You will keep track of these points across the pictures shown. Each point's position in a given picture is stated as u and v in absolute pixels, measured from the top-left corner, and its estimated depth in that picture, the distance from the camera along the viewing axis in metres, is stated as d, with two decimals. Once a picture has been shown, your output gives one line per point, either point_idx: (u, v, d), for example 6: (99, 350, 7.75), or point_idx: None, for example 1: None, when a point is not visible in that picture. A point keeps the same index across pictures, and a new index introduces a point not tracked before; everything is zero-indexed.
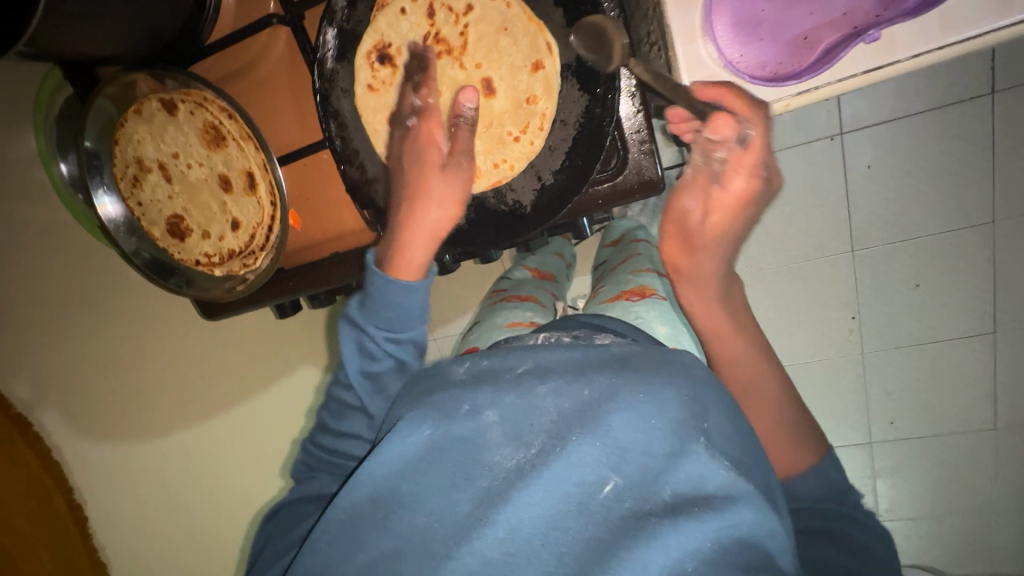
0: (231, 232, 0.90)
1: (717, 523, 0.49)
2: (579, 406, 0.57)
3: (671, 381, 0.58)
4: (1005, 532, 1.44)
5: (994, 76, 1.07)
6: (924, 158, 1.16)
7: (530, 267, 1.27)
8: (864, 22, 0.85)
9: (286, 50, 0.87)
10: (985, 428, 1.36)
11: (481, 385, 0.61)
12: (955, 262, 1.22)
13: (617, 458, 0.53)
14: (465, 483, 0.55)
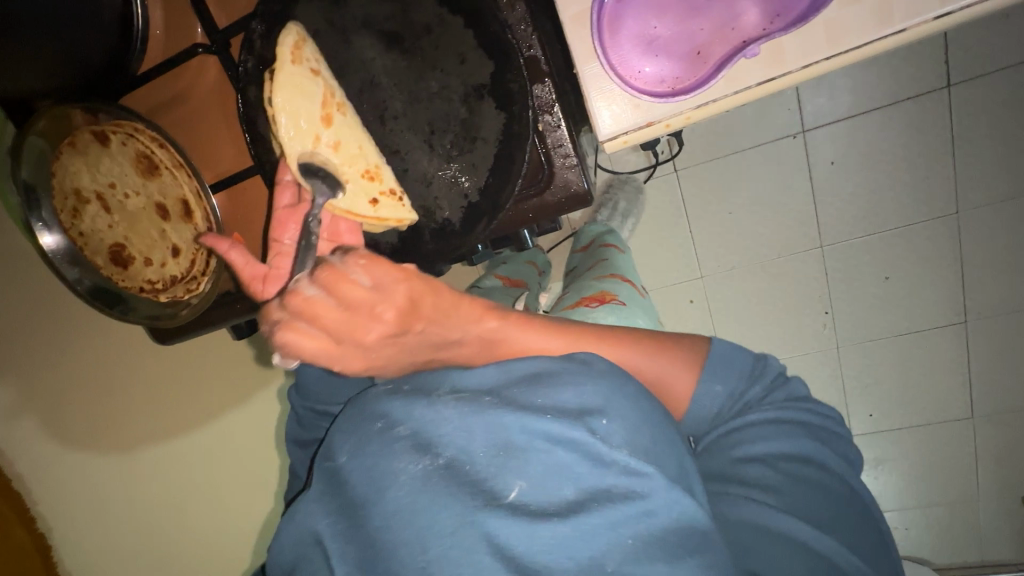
0: (174, 259, 0.77)
1: (633, 516, 0.44)
2: (489, 410, 0.48)
3: (581, 377, 0.51)
4: (989, 518, 1.45)
5: (949, 70, 1.08)
6: (886, 153, 1.17)
7: (501, 275, 1.23)
8: (751, 37, 0.71)
9: (216, 73, 0.74)
10: (963, 417, 1.36)
11: (387, 402, 0.51)
12: (923, 253, 1.23)
13: (534, 464, 0.46)
14: (369, 508, 0.45)
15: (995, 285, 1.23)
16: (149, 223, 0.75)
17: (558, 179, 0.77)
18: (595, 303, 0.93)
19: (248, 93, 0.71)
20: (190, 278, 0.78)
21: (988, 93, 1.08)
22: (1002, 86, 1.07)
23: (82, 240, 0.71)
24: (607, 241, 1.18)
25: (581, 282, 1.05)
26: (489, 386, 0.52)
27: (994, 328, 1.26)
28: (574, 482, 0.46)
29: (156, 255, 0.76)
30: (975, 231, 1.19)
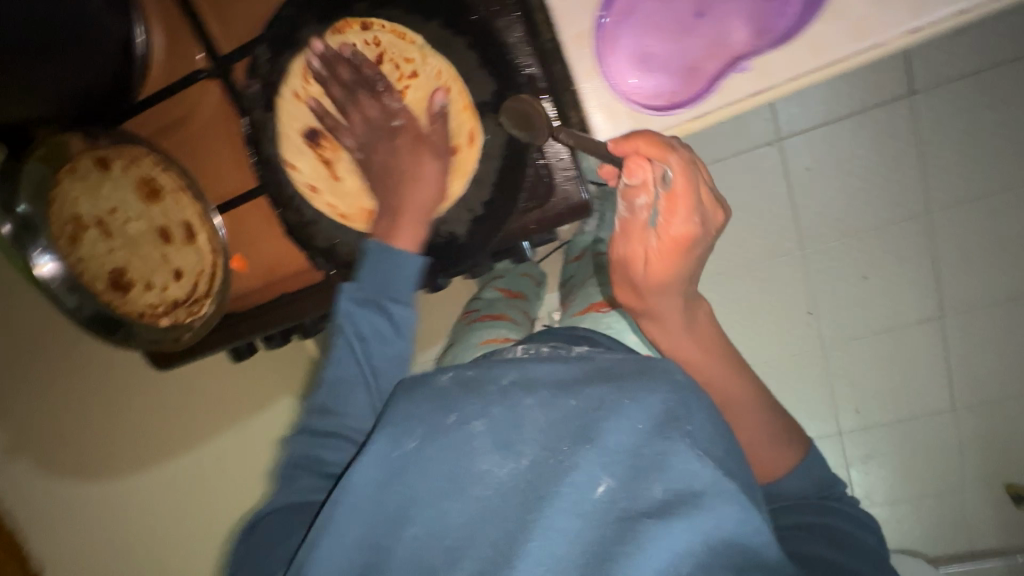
0: (174, 282, 0.90)
1: (699, 523, 0.51)
2: (568, 415, 0.58)
3: (656, 389, 0.59)
4: (977, 509, 1.48)
5: (910, 78, 1.15)
6: (857, 157, 1.23)
7: (500, 287, 1.26)
8: (742, 49, 0.71)
9: (218, 99, 0.85)
10: (944, 409, 1.41)
11: (467, 396, 0.62)
12: (898, 252, 1.28)
13: (609, 463, 0.55)
14: (462, 491, 0.56)
15: (967, 281, 1.28)
16: (149, 247, 0.89)
17: (558, 192, 0.77)
18: (602, 308, 0.98)
19: (252, 116, 0.84)
20: (191, 302, 0.90)
21: (948, 99, 1.15)
22: (961, 92, 1.14)
23: (82, 264, 0.83)
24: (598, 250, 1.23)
25: (583, 290, 1.10)
26: (561, 386, 0.62)
27: (969, 321, 1.32)
28: (655, 486, 0.53)
29: (157, 279, 0.89)
30: (945, 230, 1.25)
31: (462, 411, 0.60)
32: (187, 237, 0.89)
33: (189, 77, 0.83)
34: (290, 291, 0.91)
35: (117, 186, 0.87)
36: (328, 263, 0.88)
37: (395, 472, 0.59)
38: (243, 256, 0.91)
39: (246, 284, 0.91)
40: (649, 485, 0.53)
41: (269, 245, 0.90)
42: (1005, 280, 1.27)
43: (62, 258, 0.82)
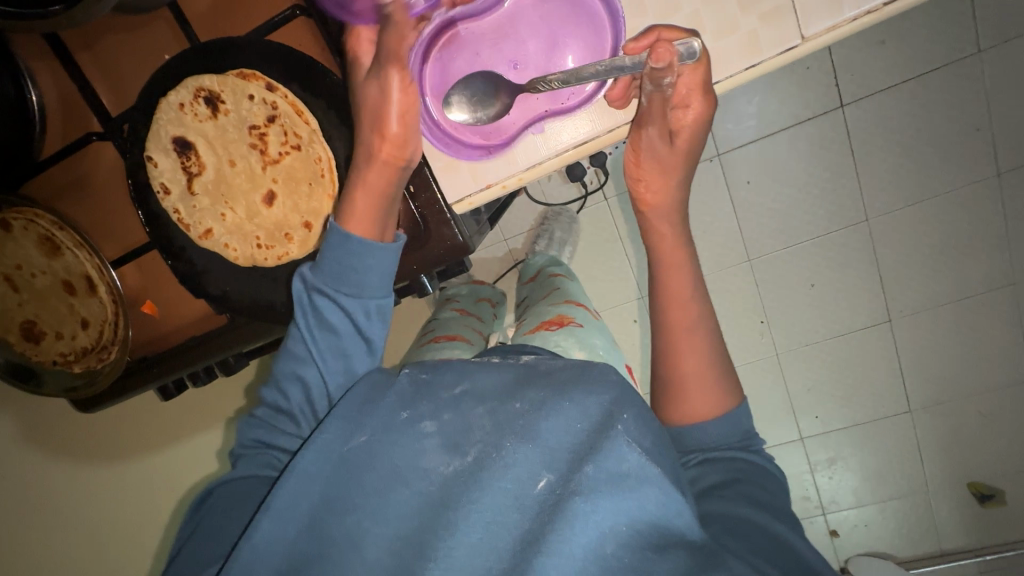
0: (81, 332, 0.77)
1: (627, 506, 0.49)
2: (511, 413, 0.54)
3: (593, 388, 0.54)
4: (943, 508, 1.49)
5: (840, 92, 1.18)
6: (797, 169, 1.25)
7: (457, 307, 1.25)
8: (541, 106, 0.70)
9: (116, 158, 0.75)
10: (901, 411, 1.42)
11: (415, 395, 0.57)
12: (843, 260, 1.30)
13: (548, 455, 0.51)
14: (404, 489, 0.52)
15: (911, 284, 1.30)
16: (57, 300, 0.78)
17: (433, 233, 0.73)
18: (553, 327, 0.94)
19: (138, 175, 0.74)
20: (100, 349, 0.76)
21: (877, 110, 1.18)
22: (889, 102, 1.17)
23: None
24: (554, 271, 1.21)
25: (537, 309, 1.07)
26: (505, 387, 0.57)
27: (917, 324, 1.34)
28: (589, 470, 0.49)
29: (67, 330, 0.78)
30: (886, 235, 1.27)
31: (408, 412, 0.55)
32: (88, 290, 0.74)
33: (78, 140, 0.72)
34: (201, 337, 0.77)
35: (18, 242, 0.75)
36: (223, 311, 0.76)
37: (330, 467, 0.53)
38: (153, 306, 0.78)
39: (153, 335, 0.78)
40: (582, 469, 0.49)
41: (177, 296, 0.78)
42: (948, 282, 1.29)
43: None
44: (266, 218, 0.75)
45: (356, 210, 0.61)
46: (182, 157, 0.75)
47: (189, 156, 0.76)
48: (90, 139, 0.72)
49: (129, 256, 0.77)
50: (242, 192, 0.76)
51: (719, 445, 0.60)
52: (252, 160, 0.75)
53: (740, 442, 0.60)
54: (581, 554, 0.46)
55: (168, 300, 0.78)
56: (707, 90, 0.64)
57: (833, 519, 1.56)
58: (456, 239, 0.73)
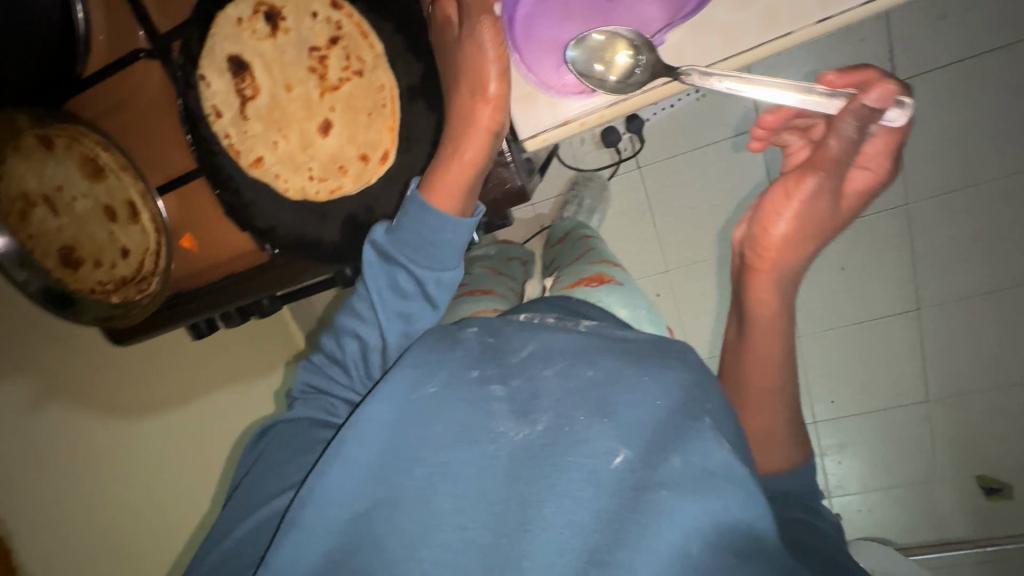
0: (122, 260, 0.74)
1: (712, 504, 0.45)
2: (586, 382, 0.51)
3: (672, 366, 0.53)
4: (948, 501, 1.50)
5: (893, 67, 1.12)
6: None
7: (487, 264, 1.23)
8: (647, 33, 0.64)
9: (160, 80, 0.72)
10: (918, 401, 1.41)
11: (484, 355, 0.55)
12: (877, 244, 1.28)
13: (628, 434, 0.48)
14: (470, 452, 0.49)
15: (944, 274, 1.28)
16: (98, 226, 0.72)
17: (490, 176, 0.72)
18: (593, 284, 0.94)
19: (187, 96, 0.71)
20: (141, 279, 0.75)
21: (931, 89, 1.13)
22: (945, 81, 1.12)
23: (29, 240, 0.64)
24: (584, 232, 1.20)
25: (573, 267, 1.06)
26: (579, 350, 0.55)
27: (945, 314, 1.31)
28: (674, 461, 0.47)
29: (107, 257, 0.73)
30: (925, 221, 1.24)
31: (479, 371, 0.53)
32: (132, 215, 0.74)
33: (123, 57, 0.68)
34: (240, 273, 0.77)
35: (60, 161, 0.69)
36: (269, 246, 0.75)
37: (402, 420, 0.52)
38: (195, 238, 0.77)
39: (195, 267, 0.78)
40: (667, 459, 0.47)
41: (221, 228, 0.76)
42: (982, 274, 1.26)
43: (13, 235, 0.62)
44: (322, 148, 0.74)
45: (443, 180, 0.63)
46: (234, 77, 0.72)
47: (240, 75, 0.72)
48: (139, 55, 0.68)
49: (173, 183, 0.75)
50: (298, 120, 0.74)
51: (786, 494, 0.66)
52: (309, 86, 0.73)
53: (805, 492, 0.66)
54: (666, 552, 0.43)
55: (208, 234, 0.77)
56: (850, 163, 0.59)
57: (836, 502, 1.57)
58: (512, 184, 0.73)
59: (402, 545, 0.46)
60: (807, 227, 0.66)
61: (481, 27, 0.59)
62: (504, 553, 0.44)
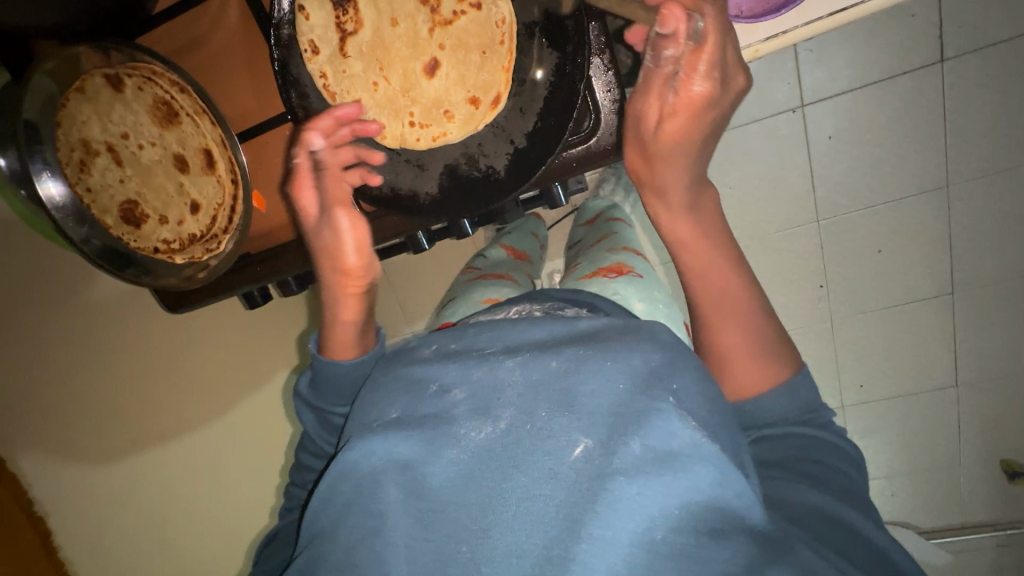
0: (191, 216, 0.79)
1: (678, 485, 0.43)
2: (549, 377, 0.50)
3: (638, 347, 0.51)
4: (971, 485, 1.51)
5: (943, 45, 1.10)
6: (881, 127, 1.19)
7: (505, 246, 1.13)
8: None
9: (239, 20, 0.74)
10: (948, 385, 1.41)
11: (451, 363, 0.55)
12: (914, 226, 1.27)
13: (588, 422, 0.46)
14: (438, 458, 0.48)
15: (980, 258, 1.27)
16: (165, 177, 0.77)
17: (604, 126, 0.71)
18: (613, 274, 0.83)
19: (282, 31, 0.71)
20: (209, 238, 0.79)
21: (980, 68, 1.10)
22: (993, 60, 1.09)
23: (89, 196, 0.70)
24: (613, 215, 1.10)
25: (590, 254, 0.95)
26: (542, 345, 0.55)
27: (979, 298, 1.31)
28: (633, 446, 0.44)
29: (173, 214, 0.78)
30: (965, 204, 1.23)
31: (447, 380, 0.53)
32: (207, 165, 0.78)
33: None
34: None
35: (130, 108, 0.74)
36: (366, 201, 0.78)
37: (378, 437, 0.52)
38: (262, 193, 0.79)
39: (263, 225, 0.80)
40: (625, 444, 0.44)
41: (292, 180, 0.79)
42: (1017, 257, 1.25)
43: (70, 184, 0.68)
44: (427, 89, 0.83)
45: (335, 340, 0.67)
46: (335, 13, 0.79)
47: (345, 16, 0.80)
48: None
49: (251, 128, 0.77)
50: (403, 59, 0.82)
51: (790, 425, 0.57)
52: (418, 23, 0.80)
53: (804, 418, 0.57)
54: (626, 541, 0.41)
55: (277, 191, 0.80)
56: (710, 78, 0.56)
57: None
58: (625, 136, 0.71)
59: (378, 557, 0.45)
60: (640, 149, 0.63)
61: (337, 217, 0.64)
62: (464, 559, 0.42)
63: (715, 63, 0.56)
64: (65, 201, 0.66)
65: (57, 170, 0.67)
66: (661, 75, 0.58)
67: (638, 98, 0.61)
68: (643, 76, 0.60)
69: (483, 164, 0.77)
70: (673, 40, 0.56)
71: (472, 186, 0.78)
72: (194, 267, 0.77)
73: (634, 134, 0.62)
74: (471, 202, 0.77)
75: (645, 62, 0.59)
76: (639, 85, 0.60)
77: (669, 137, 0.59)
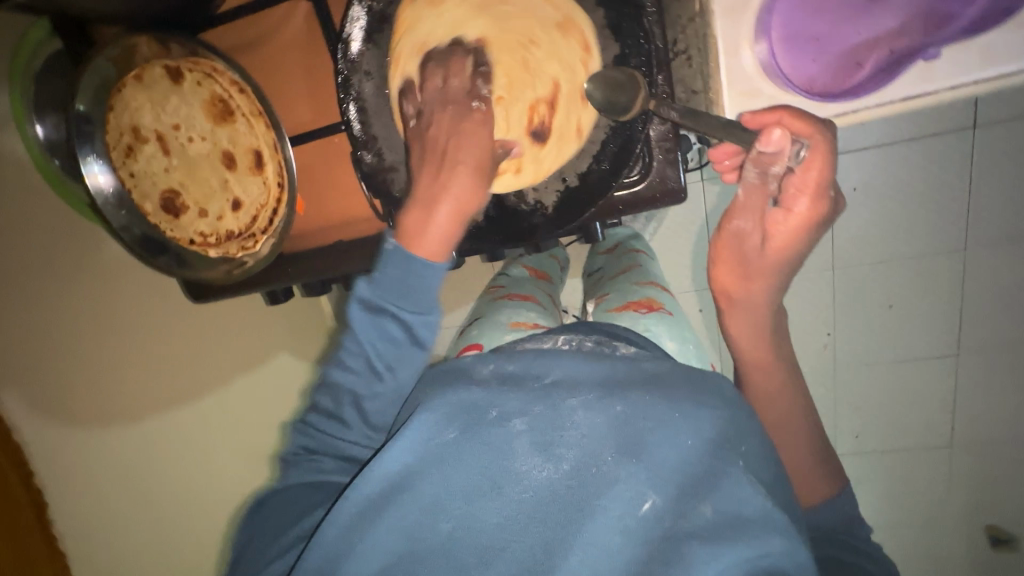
0: (231, 213, 0.78)
1: (750, 551, 0.44)
2: (613, 421, 0.50)
3: (706, 403, 0.52)
4: (952, 547, 1.51)
5: (977, 111, 1.10)
6: (908, 185, 1.20)
7: (527, 264, 1.12)
8: (903, 45, 0.76)
9: (301, 25, 0.73)
10: (943, 446, 1.42)
11: (510, 389, 0.53)
12: (928, 284, 1.27)
13: (655, 477, 0.47)
14: (498, 495, 0.48)
15: (989, 324, 1.27)
16: (210, 172, 0.77)
17: (653, 171, 0.71)
18: (642, 310, 0.81)
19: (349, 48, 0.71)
20: (246, 237, 0.79)
21: (1011, 138, 1.11)
22: None
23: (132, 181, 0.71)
24: (635, 247, 1.09)
25: (617, 286, 0.93)
26: (603, 381, 0.54)
27: (984, 364, 1.31)
28: (703, 509, 0.46)
29: (213, 207, 0.78)
30: (980, 269, 1.23)
31: (500, 406, 0.52)
32: (255, 165, 0.76)
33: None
34: (351, 241, 0.81)
35: (186, 101, 0.74)
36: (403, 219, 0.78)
37: (436, 459, 0.50)
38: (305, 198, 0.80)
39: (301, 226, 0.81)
40: (697, 507, 0.46)
41: (334, 189, 0.79)
42: None
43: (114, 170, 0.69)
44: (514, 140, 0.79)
45: (419, 234, 0.58)
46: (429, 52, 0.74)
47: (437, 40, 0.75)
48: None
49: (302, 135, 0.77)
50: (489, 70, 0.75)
51: None
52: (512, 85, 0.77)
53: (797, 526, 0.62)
54: None
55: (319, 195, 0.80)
56: (819, 194, 0.59)
57: None
58: (675, 182, 0.71)
59: None
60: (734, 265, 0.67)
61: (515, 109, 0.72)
62: None
63: (828, 183, 0.59)
64: (112, 190, 0.68)
65: (102, 153, 0.69)
66: (763, 191, 0.61)
67: (738, 216, 0.64)
68: (743, 192, 0.62)
69: (528, 200, 0.78)
70: (779, 155, 0.57)
71: (516, 218, 0.79)
72: (224, 263, 0.77)
73: (734, 251, 0.66)
74: (513, 232, 0.79)
75: (749, 179, 0.61)
76: (741, 204, 0.63)
77: (776, 254, 0.63)
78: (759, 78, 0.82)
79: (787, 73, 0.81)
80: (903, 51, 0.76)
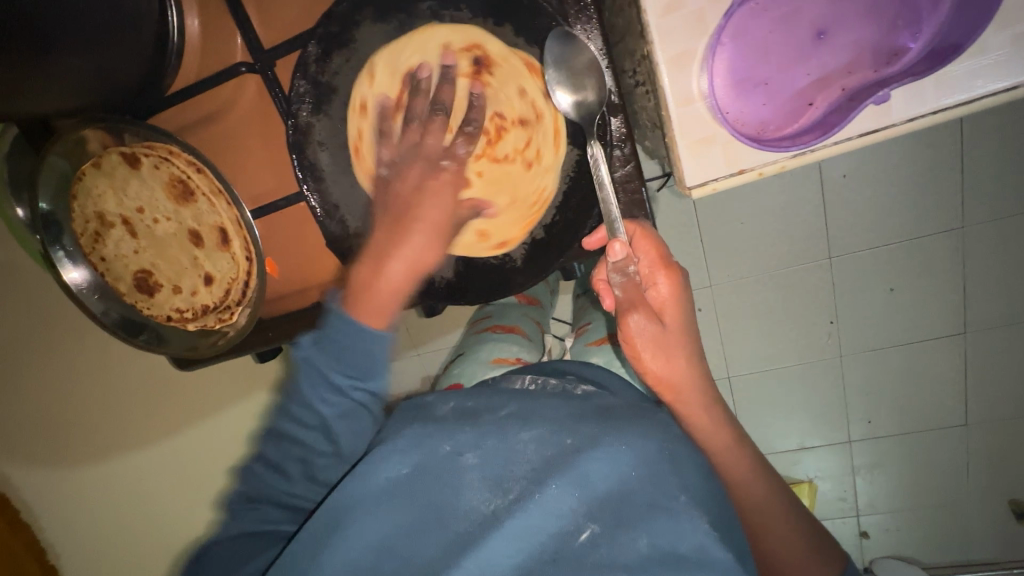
0: (204, 287, 0.75)
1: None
2: (563, 450, 0.53)
3: (651, 433, 0.55)
4: (976, 525, 1.44)
5: None
6: (898, 167, 1.06)
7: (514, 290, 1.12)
8: (858, 83, 0.60)
9: (255, 97, 0.67)
10: (957, 424, 1.33)
11: (464, 425, 0.56)
12: (930, 264, 1.15)
13: (593, 505, 0.50)
14: (442, 522, 0.50)
15: (998, 301, 1.16)
16: (179, 249, 0.74)
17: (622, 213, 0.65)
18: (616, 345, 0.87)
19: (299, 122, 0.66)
20: (221, 308, 0.75)
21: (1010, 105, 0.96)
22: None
23: (104, 265, 0.74)
24: None
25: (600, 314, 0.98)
26: (558, 420, 0.57)
27: (989, 339, 1.21)
28: (641, 540, 0.47)
29: (187, 282, 0.76)
30: (983, 247, 1.10)
31: (453, 441, 0.54)
32: (220, 242, 0.72)
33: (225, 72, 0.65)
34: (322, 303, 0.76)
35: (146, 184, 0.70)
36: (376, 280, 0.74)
37: (381, 495, 0.52)
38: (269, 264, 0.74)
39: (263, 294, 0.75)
40: (635, 537, 0.48)
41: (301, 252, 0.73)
42: None
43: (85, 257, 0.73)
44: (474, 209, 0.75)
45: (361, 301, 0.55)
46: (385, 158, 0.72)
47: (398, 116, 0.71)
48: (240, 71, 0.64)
49: (262, 204, 0.71)
50: None
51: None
52: None
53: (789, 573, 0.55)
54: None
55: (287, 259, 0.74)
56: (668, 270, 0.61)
57: (859, 521, 1.51)
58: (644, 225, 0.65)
59: None
60: None
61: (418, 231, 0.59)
62: None
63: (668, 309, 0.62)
64: (88, 283, 0.72)
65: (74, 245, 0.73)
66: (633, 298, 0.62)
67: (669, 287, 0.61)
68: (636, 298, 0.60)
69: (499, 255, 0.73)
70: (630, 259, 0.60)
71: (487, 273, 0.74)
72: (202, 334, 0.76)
73: None
74: (486, 290, 0.75)
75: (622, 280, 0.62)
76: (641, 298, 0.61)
77: None
78: (713, 124, 0.64)
79: (739, 120, 0.64)
80: (857, 89, 0.60)
